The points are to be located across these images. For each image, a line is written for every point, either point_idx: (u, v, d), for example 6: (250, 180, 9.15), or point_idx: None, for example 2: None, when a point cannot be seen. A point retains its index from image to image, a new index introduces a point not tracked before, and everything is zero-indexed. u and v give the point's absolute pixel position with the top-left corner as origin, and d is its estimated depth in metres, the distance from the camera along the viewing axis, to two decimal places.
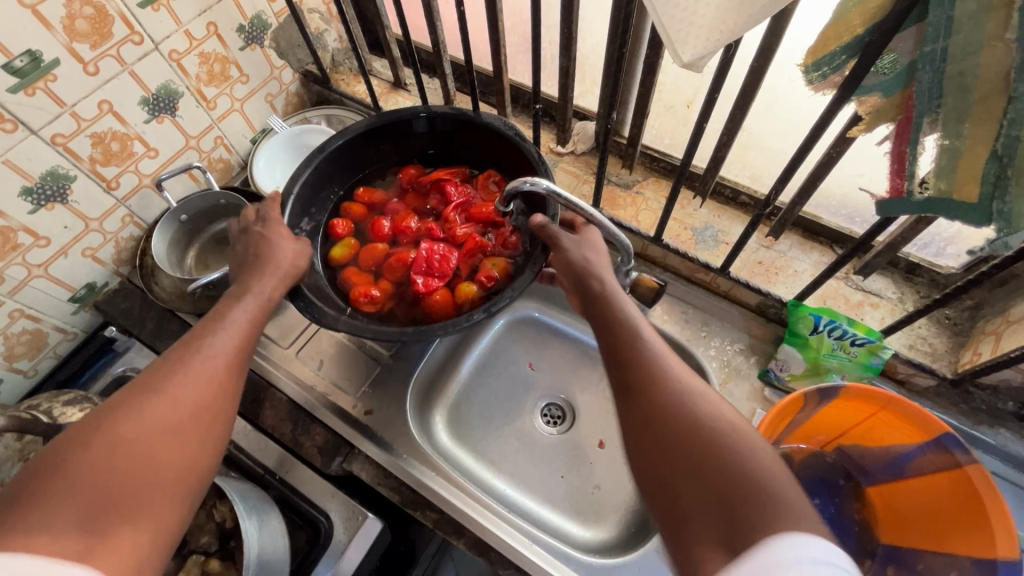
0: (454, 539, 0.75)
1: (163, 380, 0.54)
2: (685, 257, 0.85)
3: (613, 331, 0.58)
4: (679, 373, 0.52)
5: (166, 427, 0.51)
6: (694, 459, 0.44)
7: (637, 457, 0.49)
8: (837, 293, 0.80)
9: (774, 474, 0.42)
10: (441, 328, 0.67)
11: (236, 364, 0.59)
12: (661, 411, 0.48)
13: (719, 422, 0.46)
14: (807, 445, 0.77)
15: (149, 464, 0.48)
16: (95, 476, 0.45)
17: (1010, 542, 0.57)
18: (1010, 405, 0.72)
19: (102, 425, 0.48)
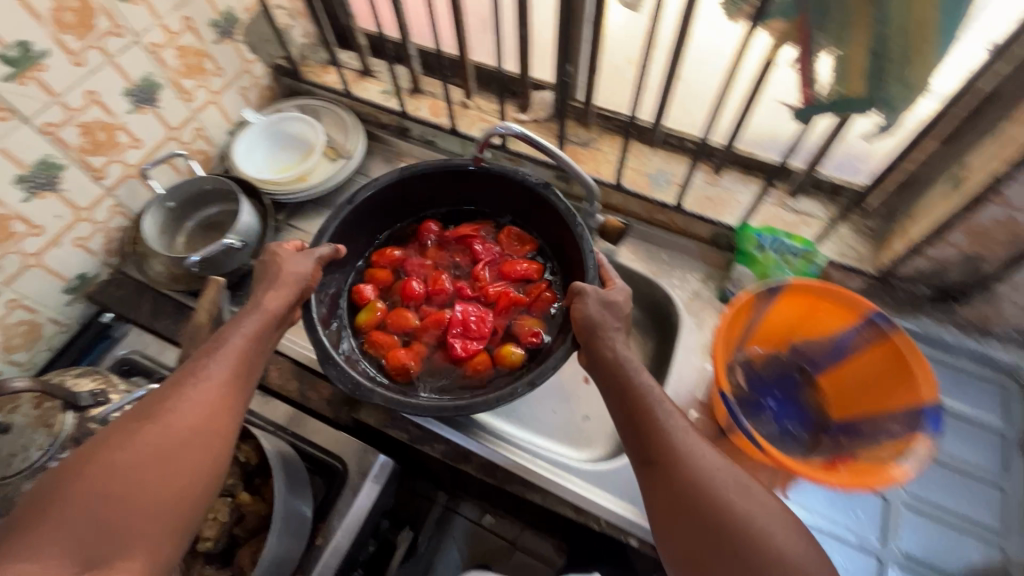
0: (462, 465, 0.82)
1: (161, 407, 0.58)
2: (644, 199, 0.96)
3: (626, 387, 0.64)
4: (697, 446, 0.59)
5: (166, 455, 0.55)
6: (723, 539, 0.52)
7: (665, 525, 0.57)
8: (775, 217, 0.92)
9: (794, 552, 0.51)
10: (485, 407, 0.70)
11: (234, 387, 0.63)
12: (687, 489, 0.56)
13: (744, 502, 0.54)
14: (763, 347, 0.88)
15: (144, 489, 0.53)
16: (92, 503, 0.50)
17: (932, 387, 0.69)
18: (924, 291, 0.85)
19: (102, 454, 0.53)
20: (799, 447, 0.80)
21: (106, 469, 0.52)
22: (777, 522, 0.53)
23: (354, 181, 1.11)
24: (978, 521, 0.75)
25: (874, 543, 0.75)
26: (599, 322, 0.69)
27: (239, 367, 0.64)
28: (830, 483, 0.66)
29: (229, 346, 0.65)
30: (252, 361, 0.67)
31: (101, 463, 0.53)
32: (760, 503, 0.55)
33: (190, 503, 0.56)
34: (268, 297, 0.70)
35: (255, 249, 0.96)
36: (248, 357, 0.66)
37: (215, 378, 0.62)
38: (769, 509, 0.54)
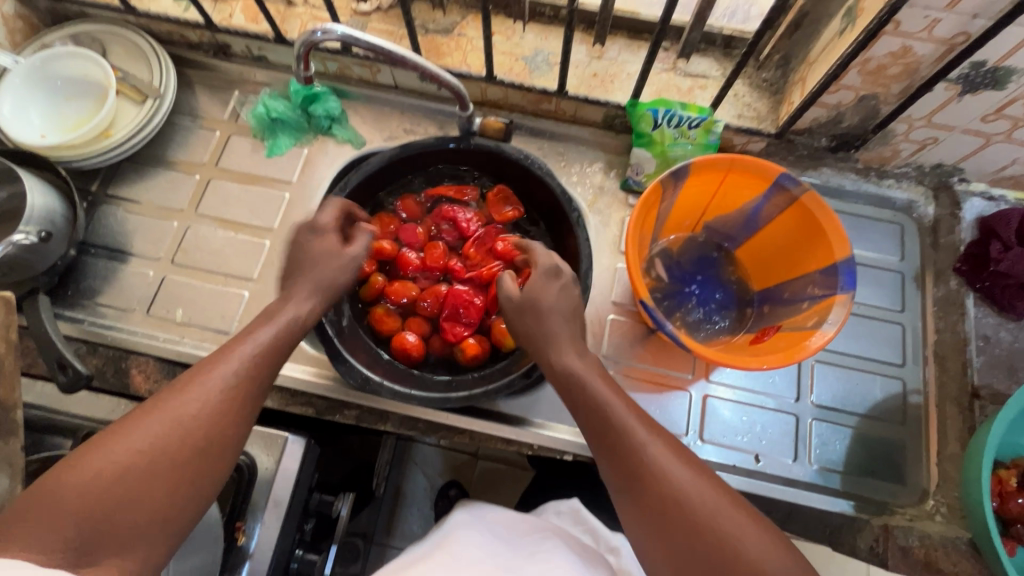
0: (380, 425, 0.75)
1: (157, 409, 0.48)
2: (523, 89, 0.83)
3: (590, 395, 0.56)
4: (668, 454, 0.52)
5: (165, 459, 0.46)
6: (696, 547, 0.47)
7: (639, 535, 0.50)
8: (669, 86, 0.82)
9: (774, 562, 0.46)
10: (485, 396, 0.68)
11: (250, 394, 0.52)
12: (662, 504, 0.49)
13: (720, 513, 0.48)
14: (679, 233, 0.83)
15: (137, 503, 0.44)
16: (84, 497, 0.42)
17: (843, 244, 0.66)
18: (823, 143, 0.81)
19: (116, 435, 0.45)
20: (727, 326, 0.79)
21: (94, 466, 0.43)
22: (753, 528, 0.48)
23: (176, 124, 0.89)
24: (880, 359, 0.79)
25: (790, 403, 0.77)
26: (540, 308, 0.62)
27: (257, 374, 0.52)
28: (759, 367, 0.63)
29: (252, 346, 0.53)
30: (275, 367, 0.55)
31: (89, 471, 0.43)
32: (738, 512, 0.49)
33: (186, 518, 0.46)
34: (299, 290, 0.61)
35: (71, 236, 0.78)
36: (267, 360, 0.54)
37: (219, 385, 0.50)
38: (746, 520, 0.48)
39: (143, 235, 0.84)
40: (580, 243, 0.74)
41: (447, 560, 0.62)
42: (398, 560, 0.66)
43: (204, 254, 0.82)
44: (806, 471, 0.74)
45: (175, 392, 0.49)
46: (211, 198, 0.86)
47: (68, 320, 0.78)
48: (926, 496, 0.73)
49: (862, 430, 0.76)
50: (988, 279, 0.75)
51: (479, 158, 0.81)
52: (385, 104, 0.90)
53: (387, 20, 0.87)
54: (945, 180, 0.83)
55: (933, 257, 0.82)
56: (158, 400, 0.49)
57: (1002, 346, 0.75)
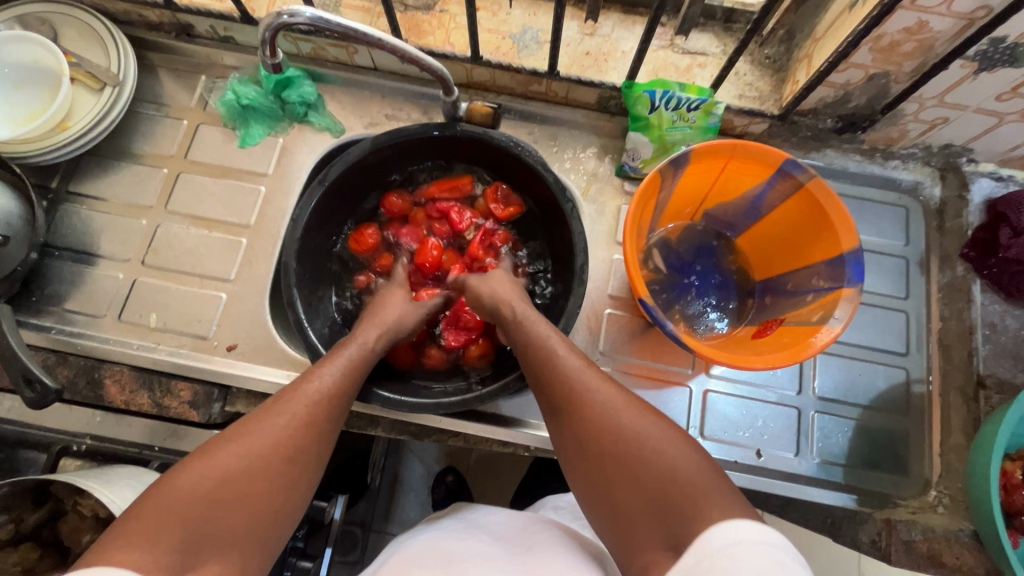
0: (370, 430, 0.72)
1: (255, 420, 0.50)
2: (511, 70, 0.77)
3: (532, 345, 0.61)
4: (597, 384, 0.55)
5: (261, 467, 0.47)
6: (619, 461, 0.50)
7: (576, 464, 0.54)
8: (667, 64, 0.77)
9: (692, 470, 0.47)
10: (477, 399, 0.66)
11: (334, 412, 0.54)
12: (588, 428, 0.53)
13: (643, 429, 0.51)
14: (678, 222, 0.79)
15: (234, 508, 0.44)
16: (189, 502, 0.43)
17: (851, 234, 0.63)
18: (829, 124, 0.77)
19: (223, 442, 0.47)
20: (727, 319, 0.77)
21: (203, 470, 0.45)
22: (675, 443, 0.49)
23: (139, 113, 0.83)
24: (884, 348, 0.77)
25: (792, 397, 0.75)
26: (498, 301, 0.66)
27: (341, 392, 0.56)
28: (765, 367, 0.60)
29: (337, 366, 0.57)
30: (356, 386, 0.58)
31: (199, 475, 0.44)
32: (660, 427, 0.51)
33: (262, 535, 0.46)
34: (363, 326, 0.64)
35: (31, 237, 0.73)
36: (350, 379, 0.58)
37: (310, 400, 0.53)
38: (668, 434, 0.50)
39: (110, 235, 0.78)
40: (575, 235, 0.71)
41: (443, 564, 0.58)
42: (391, 564, 0.62)
43: (176, 254, 0.78)
44: (809, 465, 0.72)
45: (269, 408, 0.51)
46: (181, 192, 0.80)
47: (35, 327, 0.74)
48: (928, 487, 0.72)
49: (865, 422, 0.74)
50: (994, 266, 0.72)
51: (465, 145, 0.76)
52: (365, 88, 0.85)
53: None
54: (952, 160, 0.79)
55: (938, 241, 0.79)
56: (253, 416, 0.51)
57: (1008, 334, 0.73)
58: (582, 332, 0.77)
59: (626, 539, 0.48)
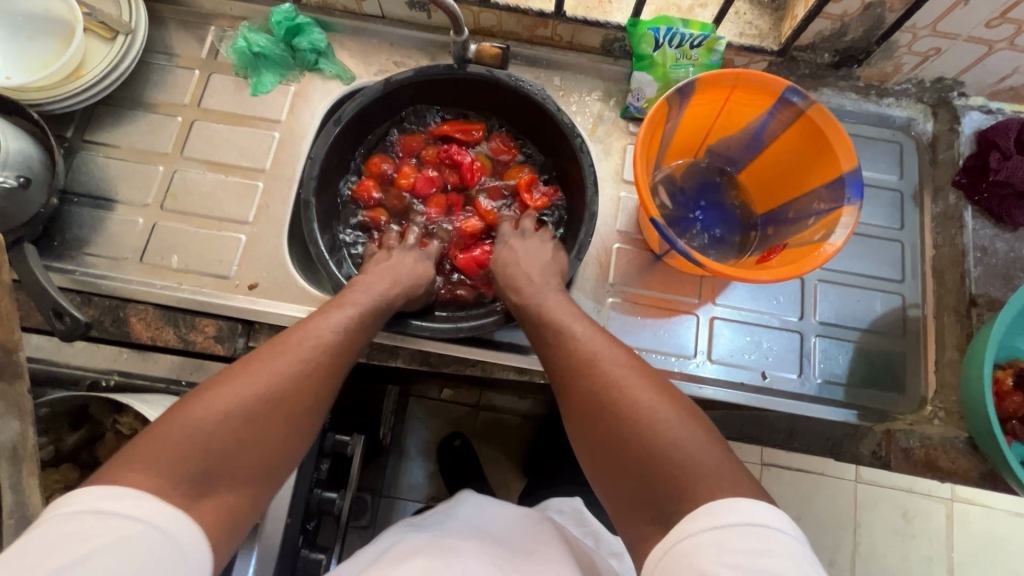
0: (391, 362, 0.75)
1: (250, 364, 0.50)
2: (518, 12, 0.79)
3: (552, 321, 0.63)
4: (613, 362, 0.57)
5: (283, 404, 0.49)
6: (625, 437, 0.50)
7: (585, 437, 0.55)
8: (669, 5, 0.80)
9: (699, 450, 0.47)
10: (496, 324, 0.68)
11: (345, 354, 0.56)
12: (601, 403, 0.54)
13: (655, 408, 0.51)
14: (682, 159, 0.82)
15: (252, 440, 0.46)
16: (211, 431, 0.44)
17: (849, 156, 0.66)
18: (826, 59, 0.80)
19: (223, 383, 0.48)
20: (731, 250, 0.80)
21: (213, 403, 0.45)
22: (686, 424, 0.50)
23: (151, 64, 0.84)
24: (881, 276, 0.80)
25: (794, 322, 0.78)
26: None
27: (345, 337, 0.57)
28: (770, 281, 0.63)
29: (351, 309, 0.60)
30: (360, 336, 0.59)
31: (200, 409, 0.45)
32: (671, 407, 0.51)
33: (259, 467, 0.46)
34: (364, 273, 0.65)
35: (52, 183, 0.74)
36: (362, 323, 0.60)
37: (325, 342, 0.55)
38: (678, 415, 0.50)
39: (128, 181, 0.80)
40: (586, 169, 0.73)
41: (438, 554, 0.57)
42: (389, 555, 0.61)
43: (194, 198, 0.79)
44: (811, 385, 0.76)
45: (280, 347, 0.52)
46: (196, 140, 0.82)
47: (57, 271, 0.75)
48: (924, 403, 0.75)
49: (864, 344, 0.78)
50: (986, 191, 0.76)
51: (474, 88, 0.79)
52: (373, 36, 0.86)
53: None
54: (945, 95, 0.82)
55: (932, 174, 0.83)
56: (258, 354, 0.51)
57: (999, 257, 0.76)
58: (593, 266, 0.79)
59: (624, 509, 0.49)
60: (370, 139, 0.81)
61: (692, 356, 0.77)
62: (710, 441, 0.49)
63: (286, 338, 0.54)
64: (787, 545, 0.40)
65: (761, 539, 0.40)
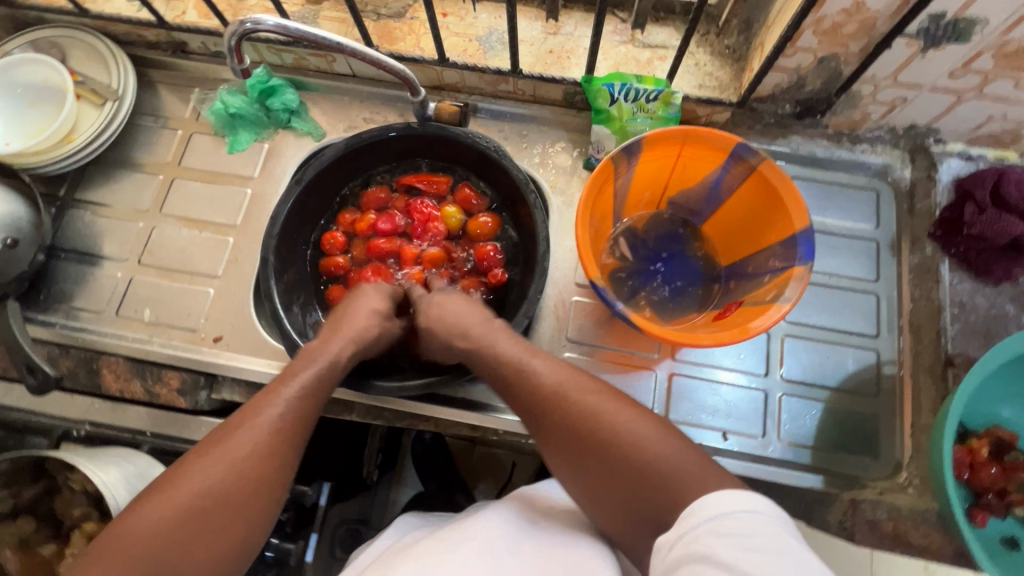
0: (345, 415, 0.76)
1: (194, 460, 0.51)
2: (477, 71, 0.81)
3: (513, 364, 0.61)
4: (567, 382, 0.58)
5: (219, 504, 0.49)
6: (602, 459, 0.52)
7: (561, 466, 0.56)
8: (627, 58, 0.80)
9: (675, 454, 0.51)
10: (442, 382, 0.68)
11: (288, 443, 0.54)
12: (567, 436, 0.55)
13: (620, 425, 0.53)
14: (643, 211, 0.81)
15: (205, 543, 0.48)
16: (143, 548, 0.46)
17: (801, 213, 0.64)
18: (788, 110, 0.78)
19: (165, 488, 0.49)
20: (693, 302, 0.78)
21: (154, 510, 0.48)
22: (652, 428, 0.53)
23: (138, 125, 0.90)
24: (853, 331, 0.77)
25: (759, 379, 0.75)
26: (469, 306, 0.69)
27: (289, 426, 0.55)
28: (717, 345, 0.61)
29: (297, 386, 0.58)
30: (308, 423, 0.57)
31: (142, 517, 0.48)
32: (636, 418, 0.54)
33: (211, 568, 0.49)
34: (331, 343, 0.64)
35: (41, 241, 0.79)
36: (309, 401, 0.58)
37: (266, 435, 0.53)
38: (645, 423, 0.53)
39: (111, 237, 0.85)
40: (538, 224, 0.73)
41: (455, 540, 0.56)
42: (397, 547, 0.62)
43: (170, 253, 0.83)
44: (776, 447, 0.73)
45: (221, 444, 0.52)
46: (175, 197, 0.86)
47: (42, 323, 0.80)
48: (899, 469, 0.71)
49: (834, 403, 0.74)
50: (962, 243, 0.72)
51: (434, 144, 0.80)
52: (345, 94, 0.89)
53: (338, 5, 0.85)
54: (921, 141, 0.79)
55: (909, 223, 0.79)
56: (201, 453, 0.52)
57: (978, 313, 0.71)
58: (551, 319, 0.79)
59: (619, 523, 0.52)
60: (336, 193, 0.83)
61: None
62: (676, 437, 0.53)
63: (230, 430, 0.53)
64: (771, 524, 0.44)
65: (755, 525, 0.44)
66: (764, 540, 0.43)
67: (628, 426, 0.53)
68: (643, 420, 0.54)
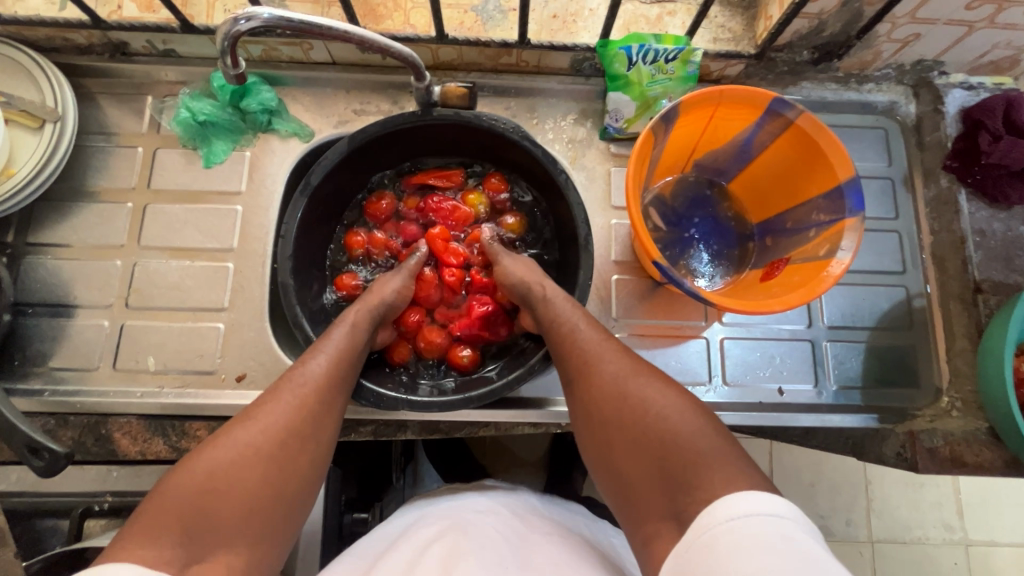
0: (400, 436, 0.71)
1: (246, 412, 0.51)
2: (479, 45, 0.74)
3: (558, 327, 0.61)
4: (609, 355, 0.57)
5: (273, 456, 0.48)
6: (625, 427, 0.51)
7: (587, 432, 0.55)
8: (636, 17, 0.75)
9: (695, 433, 0.48)
10: (507, 388, 0.64)
11: (331, 403, 0.54)
12: (593, 398, 0.54)
13: (649, 394, 0.52)
14: (671, 177, 0.78)
15: (234, 497, 0.45)
16: (186, 498, 0.43)
17: (845, 163, 0.64)
18: (805, 56, 0.76)
19: (220, 437, 0.48)
20: (730, 266, 0.77)
21: (204, 461, 0.46)
22: (687, 411, 0.50)
23: (87, 147, 0.77)
24: (883, 270, 0.79)
25: (804, 330, 0.77)
26: (524, 283, 0.65)
27: (335, 380, 0.56)
28: (786, 308, 0.61)
29: (327, 354, 0.57)
30: (349, 378, 0.58)
31: (195, 466, 0.46)
32: (673, 397, 0.51)
33: (265, 522, 0.46)
34: (350, 309, 0.63)
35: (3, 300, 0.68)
36: (343, 365, 0.57)
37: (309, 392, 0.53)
38: (680, 402, 0.51)
39: (84, 281, 0.74)
40: (575, 206, 0.69)
41: (454, 542, 0.55)
42: (406, 540, 0.58)
43: (161, 291, 0.74)
44: (828, 394, 0.75)
45: (263, 403, 0.52)
46: (152, 226, 0.76)
47: (22, 393, 0.69)
48: (940, 395, 0.75)
49: (874, 342, 0.77)
50: (979, 173, 0.75)
51: (445, 130, 0.73)
52: (326, 85, 0.80)
53: None
54: (925, 75, 0.80)
55: (920, 157, 0.81)
56: (255, 405, 0.52)
57: (997, 238, 0.75)
58: (594, 304, 0.77)
59: (628, 497, 0.50)
60: (341, 198, 0.75)
61: (707, 382, 0.75)
62: (711, 426, 0.49)
63: (279, 386, 0.54)
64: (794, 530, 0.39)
65: (767, 525, 0.39)
66: (778, 545, 0.38)
67: (662, 405, 0.50)
68: (678, 402, 0.51)
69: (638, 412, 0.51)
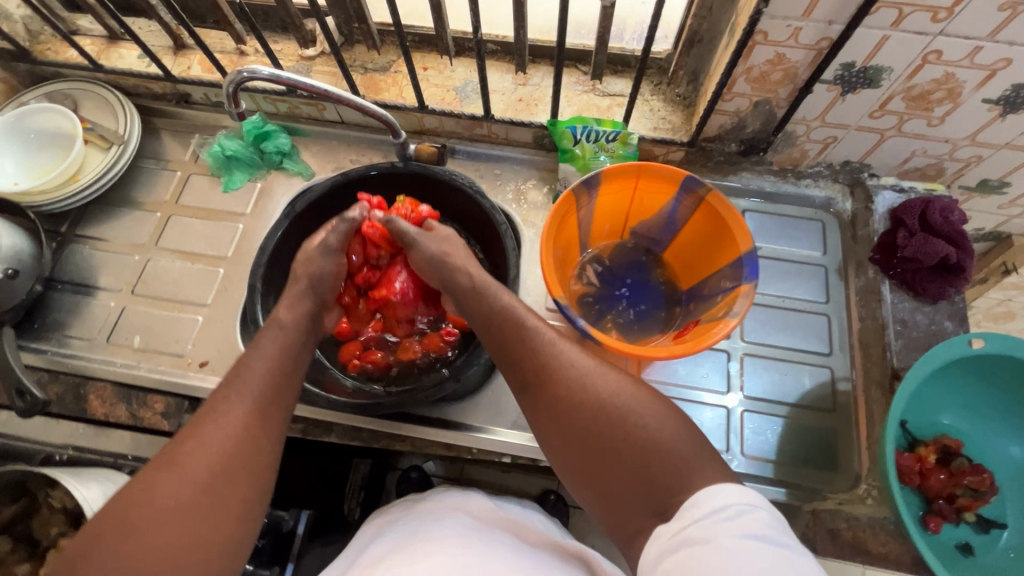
0: (324, 437, 0.78)
1: (182, 444, 0.51)
2: (454, 116, 0.89)
3: (513, 324, 0.60)
4: (568, 353, 0.57)
5: (218, 483, 0.49)
6: (599, 432, 0.51)
7: (547, 429, 0.55)
8: (589, 105, 0.89)
9: (669, 431, 0.50)
10: (415, 401, 0.71)
11: (268, 414, 0.56)
12: (559, 405, 0.54)
13: (620, 399, 0.52)
14: (607, 241, 0.87)
15: (183, 533, 0.46)
16: (124, 552, 0.44)
17: (746, 236, 0.70)
18: (734, 148, 0.86)
19: (152, 479, 0.48)
20: (656, 325, 0.82)
21: (145, 506, 0.46)
22: (653, 405, 0.52)
23: (140, 167, 0.97)
24: (808, 349, 0.81)
25: (721, 396, 0.79)
26: (451, 274, 0.66)
27: (270, 392, 0.57)
28: (671, 356, 0.65)
29: (261, 365, 0.58)
30: (285, 387, 0.59)
31: (132, 515, 0.46)
32: (643, 398, 0.52)
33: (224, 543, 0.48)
34: (280, 310, 0.65)
35: (39, 272, 0.82)
36: (276, 377, 0.58)
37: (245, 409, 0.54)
38: (648, 401, 0.52)
39: (107, 269, 0.90)
40: (506, 253, 0.79)
41: (412, 548, 0.58)
42: (369, 554, 0.63)
43: (162, 284, 0.88)
44: (740, 462, 0.75)
45: (196, 431, 0.52)
46: (171, 232, 0.92)
47: (35, 350, 0.83)
48: (859, 481, 0.74)
49: (794, 419, 0.78)
50: (898, 266, 0.78)
51: (411, 179, 0.87)
52: (334, 138, 0.97)
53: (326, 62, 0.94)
54: (857, 176, 0.87)
55: (853, 250, 0.85)
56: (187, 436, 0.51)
57: (920, 329, 0.77)
58: None
59: (610, 502, 0.50)
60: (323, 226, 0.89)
61: None
62: (677, 418, 0.51)
63: (206, 413, 0.53)
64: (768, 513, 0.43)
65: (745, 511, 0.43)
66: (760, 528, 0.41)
67: (627, 404, 0.51)
68: (643, 400, 0.52)
69: (613, 416, 0.51)
